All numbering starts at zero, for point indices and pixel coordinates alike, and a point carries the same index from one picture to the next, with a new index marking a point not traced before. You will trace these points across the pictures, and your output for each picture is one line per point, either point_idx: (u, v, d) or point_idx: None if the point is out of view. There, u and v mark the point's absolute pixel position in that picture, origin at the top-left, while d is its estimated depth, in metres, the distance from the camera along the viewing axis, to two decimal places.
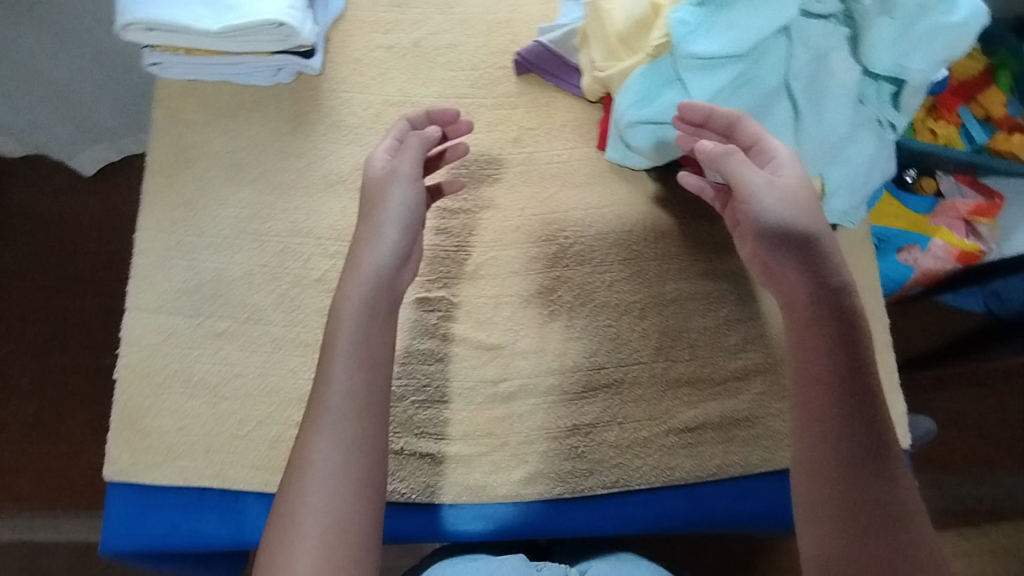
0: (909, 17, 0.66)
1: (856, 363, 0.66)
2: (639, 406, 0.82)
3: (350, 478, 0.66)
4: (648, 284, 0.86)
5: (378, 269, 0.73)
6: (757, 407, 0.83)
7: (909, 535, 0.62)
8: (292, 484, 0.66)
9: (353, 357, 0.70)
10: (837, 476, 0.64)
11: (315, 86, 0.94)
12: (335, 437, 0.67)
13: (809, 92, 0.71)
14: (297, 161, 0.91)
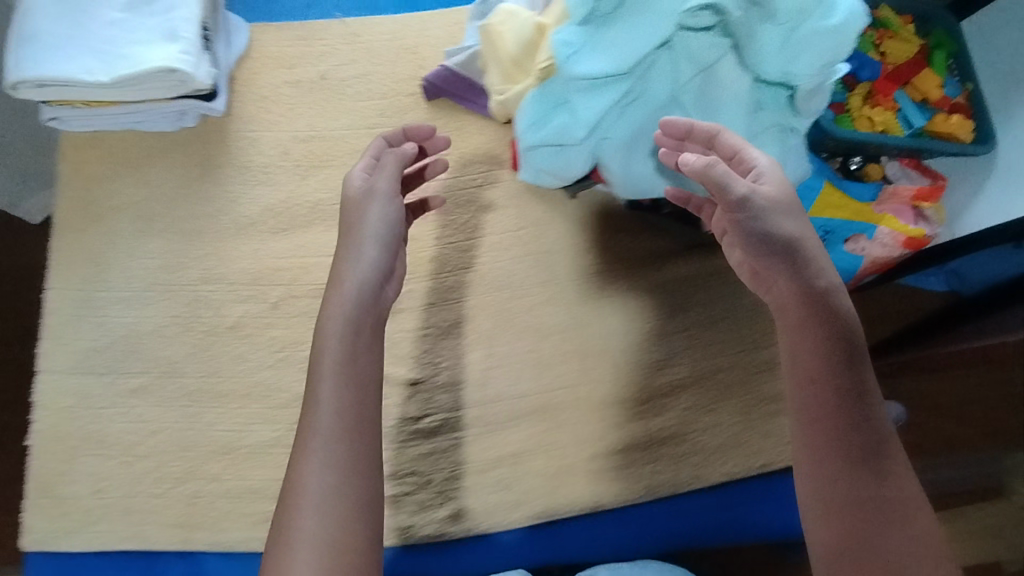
0: (790, 22, 0.63)
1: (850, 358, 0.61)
2: (564, 431, 0.81)
3: (347, 509, 0.56)
4: (568, 305, 0.85)
5: (361, 287, 0.62)
6: (685, 424, 0.81)
7: (913, 529, 0.59)
8: (280, 519, 0.56)
9: (341, 375, 0.59)
10: (839, 482, 0.59)
11: (221, 128, 0.92)
12: (329, 459, 0.57)
13: (700, 106, 0.68)
14: (205, 207, 0.89)
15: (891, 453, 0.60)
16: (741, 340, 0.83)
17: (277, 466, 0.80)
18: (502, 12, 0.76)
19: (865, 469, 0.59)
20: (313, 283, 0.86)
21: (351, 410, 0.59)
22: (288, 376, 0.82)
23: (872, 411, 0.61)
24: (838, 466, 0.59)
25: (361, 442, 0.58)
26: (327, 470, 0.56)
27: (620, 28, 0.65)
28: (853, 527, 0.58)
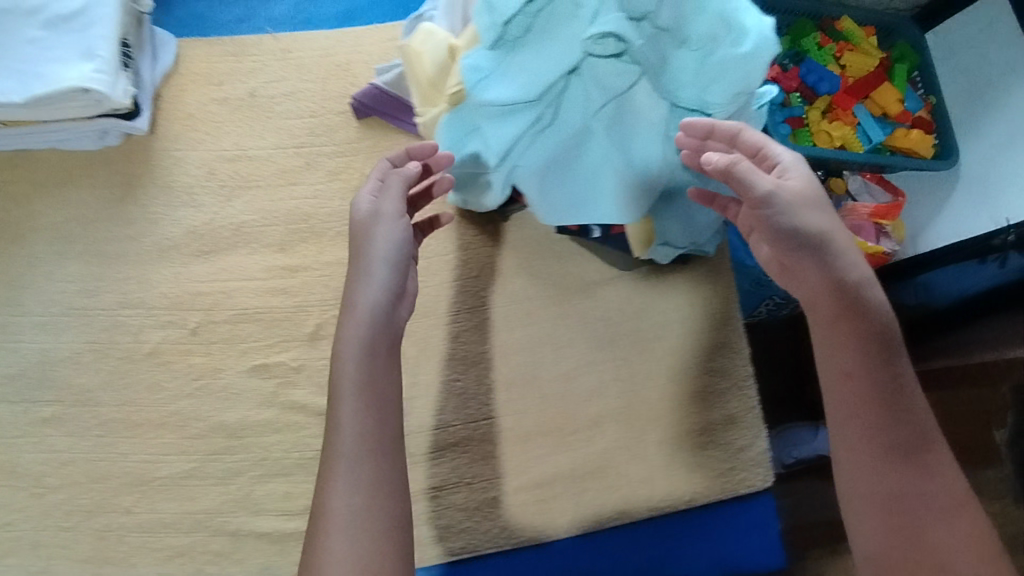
0: (703, 49, 0.60)
1: (883, 354, 0.58)
2: (488, 463, 0.78)
3: (375, 531, 0.56)
4: (497, 332, 0.83)
5: (373, 311, 0.60)
6: (612, 456, 0.78)
7: (962, 526, 0.56)
8: (311, 542, 0.56)
9: (360, 397, 0.58)
10: (878, 485, 0.57)
11: (146, 147, 0.90)
12: (356, 482, 0.57)
13: (615, 133, 0.65)
14: (127, 229, 0.87)
15: (929, 447, 0.58)
16: (673, 368, 0.81)
17: (191, 499, 0.77)
18: (422, 32, 0.73)
19: (904, 469, 0.57)
20: (232, 308, 0.84)
21: (377, 432, 0.58)
22: (204, 405, 0.80)
23: (907, 408, 0.58)
24: (877, 469, 0.57)
25: (386, 464, 0.58)
26: (354, 495, 0.56)
27: (527, 52, 0.62)
28: (898, 531, 0.56)
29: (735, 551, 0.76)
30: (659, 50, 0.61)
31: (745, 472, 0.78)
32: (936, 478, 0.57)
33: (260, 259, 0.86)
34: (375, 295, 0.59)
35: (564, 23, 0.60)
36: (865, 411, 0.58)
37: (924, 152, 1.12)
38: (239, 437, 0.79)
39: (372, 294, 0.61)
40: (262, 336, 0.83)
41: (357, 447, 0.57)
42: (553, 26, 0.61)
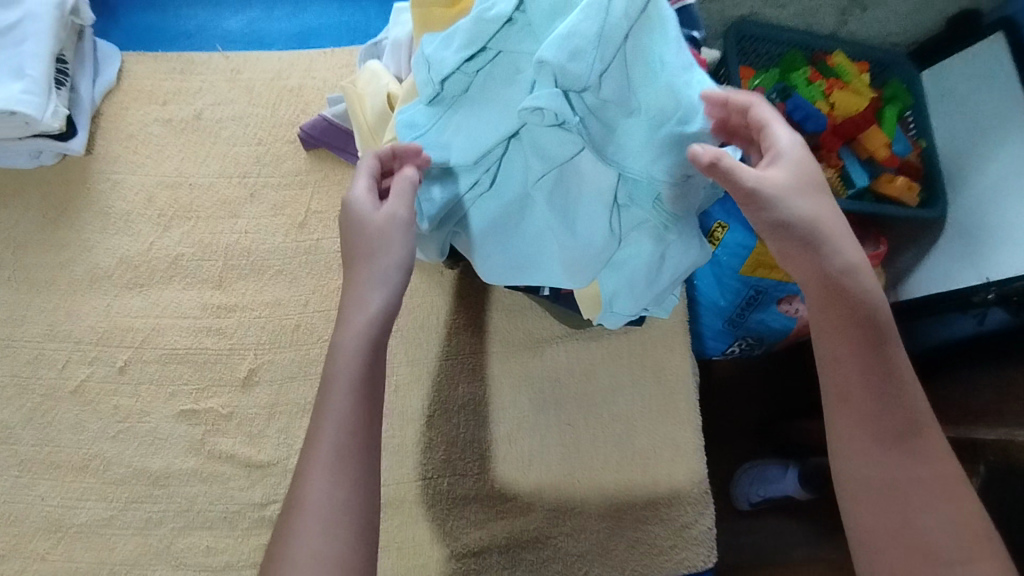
0: (655, 119, 0.54)
1: (878, 344, 0.54)
2: (422, 526, 0.75)
3: (354, 528, 0.50)
4: (439, 387, 0.79)
5: (376, 305, 0.55)
6: (548, 526, 0.75)
7: (961, 521, 0.52)
8: (281, 540, 0.51)
9: (355, 391, 0.53)
10: (873, 482, 0.53)
11: (83, 167, 0.86)
12: (340, 479, 0.51)
13: (557, 201, 0.60)
14: (59, 255, 0.83)
15: (924, 437, 0.54)
16: (619, 436, 0.78)
17: (109, 548, 0.74)
18: (367, 72, 0.68)
19: (896, 463, 0.53)
20: (162, 347, 0.80)
21: (362, 428, 0.53)
22: (128, 450, 0.77)
23: (903, 397, 0.54)
24: (871, 468, 0.53)
25: (367, 467, 0.52)
26: (343, 486, 0.51)
27: (461, 115, 0.58)
28: (893, 528, 0.52)
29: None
30: (606, 120, 0.55)
31: (685, 551, 0.75)
32: (932, 471, 0.53)
33: (195, 295, 0.82)
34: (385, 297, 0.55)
35: (501, 87, 0.56)
36: (856, 405, 0.54)
37: (906, 199, 1.10)
38: (161, 484, 0.76)
39: (378, 291, 0.56)
40: (192, 378, 0.79)
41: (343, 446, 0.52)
42: (492, 87, 0.56)
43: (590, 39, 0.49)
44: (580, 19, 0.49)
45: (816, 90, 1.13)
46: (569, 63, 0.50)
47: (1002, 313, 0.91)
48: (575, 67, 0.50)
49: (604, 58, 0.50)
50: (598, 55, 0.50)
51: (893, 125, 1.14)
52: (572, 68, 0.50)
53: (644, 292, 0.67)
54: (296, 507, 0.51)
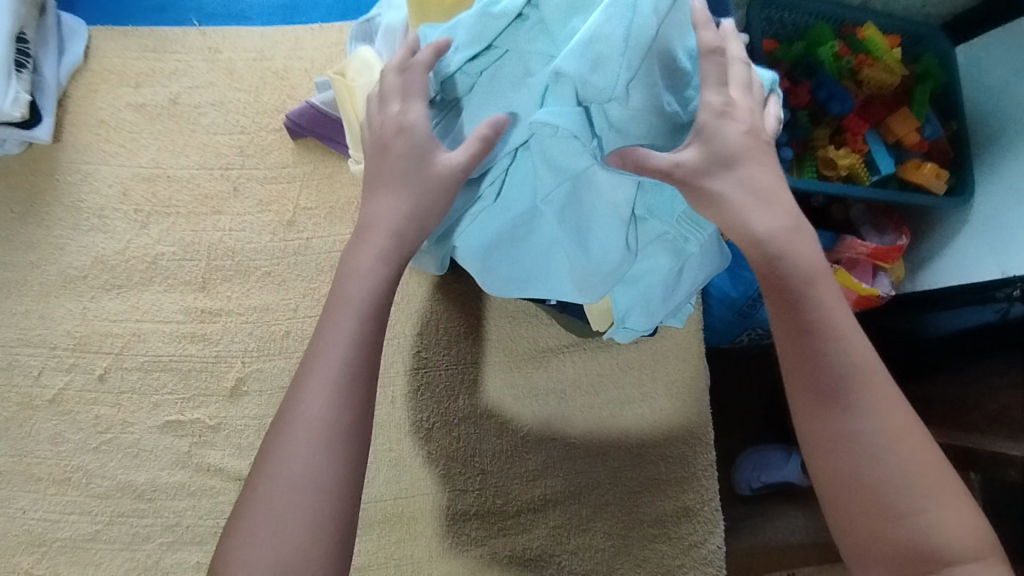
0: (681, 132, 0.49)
1: (805, 294, 0.49)
2: (420, 543, 0.72)
3: (345, 449, 0.49)
4: (439, 398, 0.75)
5: (398, 231, 0.52)
6: (552, 544, 0.72)
7: (919, 468, 0.47)
8: (271, 445, 0.49)
9: (361, 315, 0.51)
10: (825, 448, 0.48)
11: (51, 157, 0.79)
12: (338, 400, 0.49)
13: (569, 216, 0.54)
14: (28, 254, 0.77)
15: (864, 385, 0.48)
16: (626, 452, 0.74)
17: (95, 564, 0.71)
18: (359, 61, 0.62)
19: (841, 418, 0.48)
20: (144, 354, 0.75)
21: (367, 355, 0.51)
22: (111, 462, 0.73)
23: (839, 347, 0.48)
24: (817, 429, 0.49)
25: (366, 397, 0.50)
26: (341, 406, 0.49)
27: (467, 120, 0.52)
28: (849, 488, 0.47)
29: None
30: (627, 131, 0.49)
31: (694, 571, 0.72)
32: (883, 417, 0.47)
33: (178, 299, 0.76)
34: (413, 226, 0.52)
35: (509, 91, 0.50)
36: (795, 364, 0.49)
37: (934, 185, 1.03)
38: (147, 498, 0.72)
39: (403, 217, 0.52)
40: (176, 387, 0.75)
41: (342, 370, 0.50)
42: (499, 91, 0.50)
43: (615, 45, 0.43)
44: (603, 21, 0.43)
45: (844, 67, 1.06)
46: (592, 72, 0.44)
47: None
48: (598, 78, 0.44)
49: (632, 65, 0.44)
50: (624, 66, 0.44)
51: (924, 107, 1.06)
52: (597, 80, 0.44)
53: (658, 308, 0.62)
54: (289, 416, 0.49)
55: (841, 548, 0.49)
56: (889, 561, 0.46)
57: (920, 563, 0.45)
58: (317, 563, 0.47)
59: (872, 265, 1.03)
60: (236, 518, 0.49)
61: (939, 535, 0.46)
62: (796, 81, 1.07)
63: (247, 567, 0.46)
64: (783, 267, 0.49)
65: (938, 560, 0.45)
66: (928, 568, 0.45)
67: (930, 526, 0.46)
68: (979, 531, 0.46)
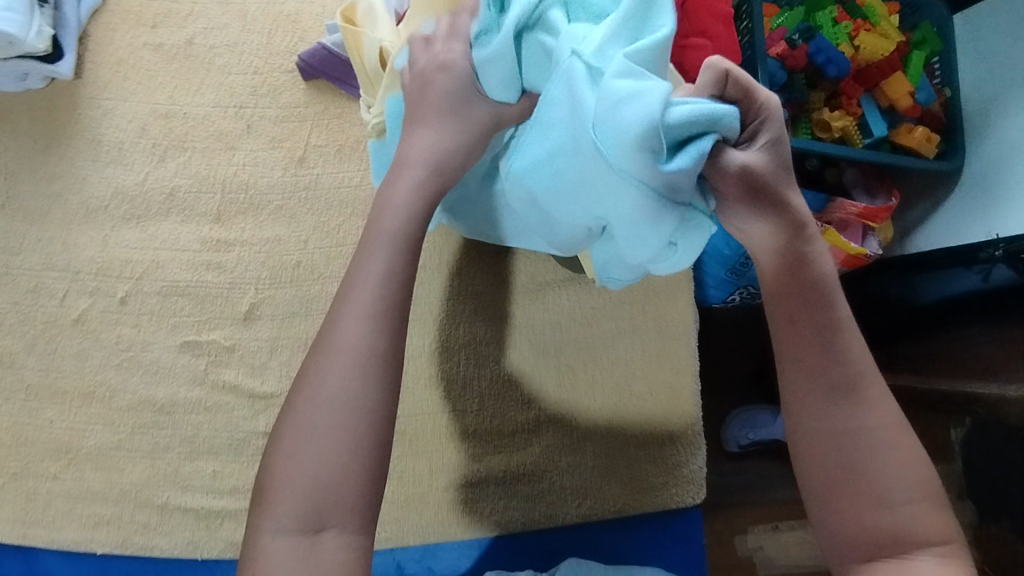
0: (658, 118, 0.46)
1: (831, 302, 0.52)
2: (422, 457, 0.78)
3: (381, 367, 0.52)
4: (440, 326, 0.80)
5: (437, 165, 0.58)
6: (545, 461, 0.78)
7: (906, 467, 0.52)
8: (312, 369, 0.53)
9: (397, 243, 0.55)
10: (819, 435, 0.52)
11: (72, 93, 0.83)
12: (374, 324, 0.53)
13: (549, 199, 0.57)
14: (51, 183, 0.81)
15: (869, 386, 0.52)
16: (615, 380, 0.80)
17: (118, 470, 0.77)
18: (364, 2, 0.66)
19: (848, 415, 0.52)
20: (162, 280, 0.80)
21: (405, 281, 0.55)
22: (133, 379, 0.78)
23: (849, 352, 0.52)
24: (820, 426, 0.52)
25: (401, 321, 0.54)
26: (378, 330, 0.52)
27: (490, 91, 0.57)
28: (841, 478, 0.52)
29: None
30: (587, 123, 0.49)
31: (677, 488, 0.78)
32: (879, 419, 0.52)
33: (194, 230, 0.81)
34: (444, 158, 0.58)
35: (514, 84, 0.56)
36: (809, 365, 0.52)
37: (922, 149, 1.07)
38: (167, 411, 0.78)
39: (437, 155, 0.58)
40: (194, 312, 0.80)
41: (377, 298, 0.53)
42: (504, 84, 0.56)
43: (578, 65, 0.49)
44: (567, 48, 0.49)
45: (841, 31, 1.09)
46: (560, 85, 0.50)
47: (1006, 270, 0.89)
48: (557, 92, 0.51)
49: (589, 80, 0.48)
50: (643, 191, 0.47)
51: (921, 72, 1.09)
52: (621, 207, 0.49)
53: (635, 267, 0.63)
54: (329, 340, 0.52)
55: (820, 532, 0.53)
56: (867, 544, 0.51)
57: (895, 547, 0.51)
58: (355, 483, 0.50)
59: (861, 225, 1.07)
60: (278, 436, 0.52)
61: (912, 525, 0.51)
62: (794, 45, 1.10)
63: (289, 482, 0.50)
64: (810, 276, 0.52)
65: (908, 547, 0.50)
66: (901, 552, 0.51)
67: (906, 518, 0.51)
68: (948, 525, 0.52)
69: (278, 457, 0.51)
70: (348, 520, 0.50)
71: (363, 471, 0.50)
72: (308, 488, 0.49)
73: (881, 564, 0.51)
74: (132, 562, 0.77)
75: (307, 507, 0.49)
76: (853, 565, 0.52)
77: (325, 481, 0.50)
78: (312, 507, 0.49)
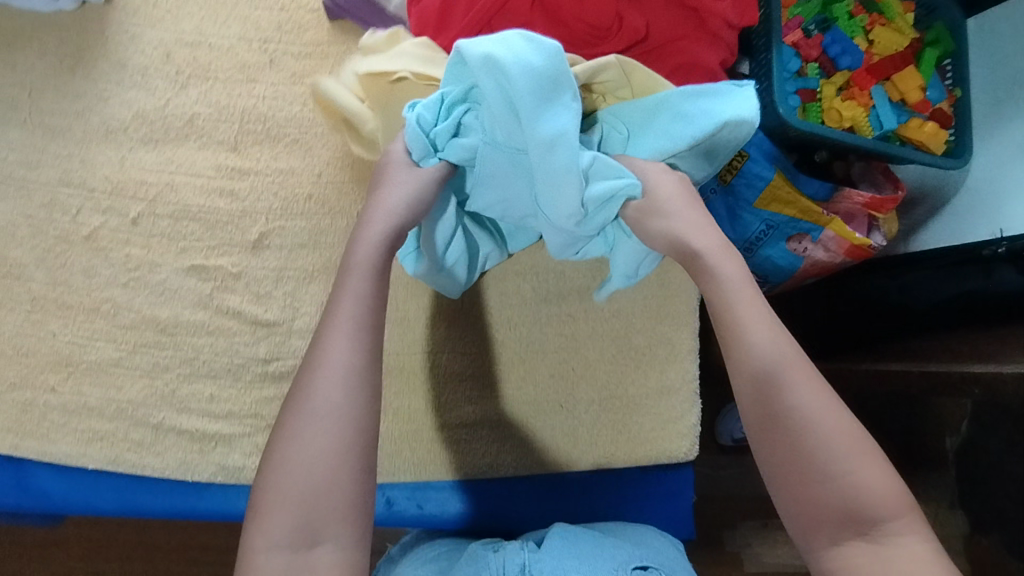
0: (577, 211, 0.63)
1: (739, 295, 0.59)
2: (418, 396, 0.79)
3: (362, 382, 0.55)
4: None
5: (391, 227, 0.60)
6: (541, 407, 0.79)
7: (848, 436, 0.54)
8: (300, 388, 0.55)
9: (369, 277, 0.58)
10: (760, 425, 0.56)
11: (102, 17, 0.84)
12: (357, 343, 0.56)
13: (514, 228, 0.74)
14: (74, 103, 0.82)
15: (793, 368, 0.56)
16: (616, 331, 0.80)
17: (116, 386, 0.77)
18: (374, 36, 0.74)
19: (777, 399, 0.55)
20: (175, 204, 0.81)
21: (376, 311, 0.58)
22: (138, 297, 0.79)
23: (770, 336, 0.57)
24: (761, 415, 0.56)
25: (376, 340, 0.57)
26: (357, 351, 0.56)
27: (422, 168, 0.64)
28: (793, 463, 0.54)
29: (632, 537, 0.71)
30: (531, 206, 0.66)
31: (672, 444, 0.78)
32: (811, 399, 0.55)
33: (211, 157, 0.82)
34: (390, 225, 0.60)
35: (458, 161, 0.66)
36: (736, 360, 0.57)
37: (930, 144, 1.07)
38: (169, 332, 0.78)
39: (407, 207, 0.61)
40: (204, 236, 0.80)
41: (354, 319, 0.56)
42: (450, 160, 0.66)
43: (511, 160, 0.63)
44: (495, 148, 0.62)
45: (857, 25, 1.10)
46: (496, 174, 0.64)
47: (1011, 269, 0.93)
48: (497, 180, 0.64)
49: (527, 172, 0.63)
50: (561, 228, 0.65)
51: (931, 68, 1.10)
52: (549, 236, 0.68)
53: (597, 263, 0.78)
54: (314, 360, 0.56)
55: (789, 523, 0.55)
56: (826, 522, 0.53)
57: (854, 524, 0.53)
58: (345, 493, 0.53)
59: (866, 215, 1.06)
60: (269, 450, 0.55)
61: (864, 495, 0.53)
62: (810, 35, 1.10)
63: (281, 495, 0.52)
64: (718, 276, 0.60)
65: (862, 520, 0.52)
66: (859, 528, 0.53)
67: (856, 489, 0.53)
68: (901, 493, 0.53)
69: (274, 470, 0.54)
70: (341, 531, 0.53)
71: (353, 474, 0.54)
72: (301, 500, 0.52)
73: (844, 544, 0.53)
74: (124, 479, 0.77)
75: (300, 522, 0.52)
76: (821, 549, 0.54)
77: (316, 492, 0.52)
78: (303, 521, 0.52)
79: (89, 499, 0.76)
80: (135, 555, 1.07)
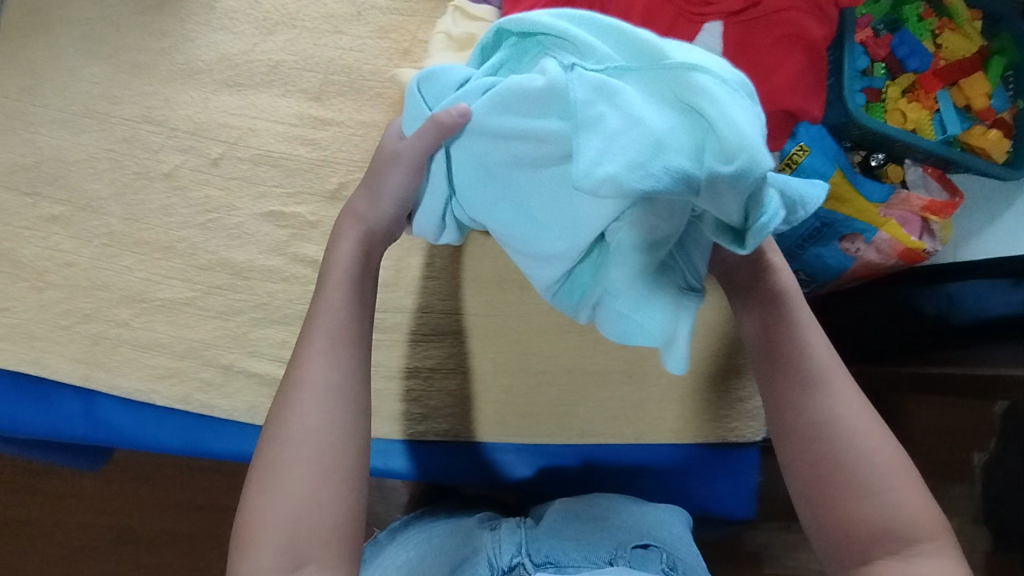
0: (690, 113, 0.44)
1: (790, 307, 0.59)
2: (487, 357, 0.80)
3: (342, 402, 0.55)
4: None
5: (363, 244, 0.61)
6: (606, 376, 0.79)
7: (887, 456, 0.53)
8: (277, 415, 0.54)
9: (342, 290, 0.59)
10: (796, 435, 0.55)
11: None
12: (332, 361, 0.56)
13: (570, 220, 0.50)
14: (161, 41, 0.82)
15: (834, 380, 0.56)
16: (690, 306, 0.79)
17: (188, 325, 0.77)
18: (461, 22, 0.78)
19: (819, 407, 0.55)
20: (256, 148, 0.80)
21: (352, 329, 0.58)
22: (214, 239, 0.79)
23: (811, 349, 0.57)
24: (799, 424, 0.55)
25: (358, 357, 0.57)
26: (335, 368, 0.55)
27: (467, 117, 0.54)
28: (829, 477, 0.53)
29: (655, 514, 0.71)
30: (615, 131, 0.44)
31: (740, 423, 0.78)
32: (850, 413, 0.54)
33: (293, 105, 0.82)
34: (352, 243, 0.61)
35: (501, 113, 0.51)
36: (777, 367, 0.57)
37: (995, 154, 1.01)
38: (244, 275, 0.78)
39: (382, 209, 0.61)
40: (283, 183, 0.80)
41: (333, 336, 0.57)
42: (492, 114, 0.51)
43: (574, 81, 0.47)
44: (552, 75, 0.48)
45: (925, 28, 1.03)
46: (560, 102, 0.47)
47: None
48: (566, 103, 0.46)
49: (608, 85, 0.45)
50: (711, 157, 0.43)
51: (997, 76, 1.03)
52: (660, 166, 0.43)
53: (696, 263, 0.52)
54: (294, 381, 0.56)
55: (817, 541, 0.54)
56: (858, 542, 0.52)
57: (887, 543, 0.51)
58: (324, 517, 0.51)
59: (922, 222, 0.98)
60: (248, 481, 0.54)
61: (899, 513, 0.51)
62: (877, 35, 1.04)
63: (263, 522, 0.51)
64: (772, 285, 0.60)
65: (896, 540, 0.51)
66: (892, 548, 0.51)
67: (894, 508, 0.51)
68: (938, 517, 0.52)
69: (252, 491, 0.53)
70: (324, 553, 0.51)
71: (335, 493, 0.52)
72: (281, 525, 0.51)
73: (878, 563, 0.51)
74: (191, 419, 0.76)
75: (281, 546, 0.50)
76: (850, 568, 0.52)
77: (297, 517, 0.51)
78: (288, 543, 0.51)
79: (154, 436, 0.76)
80: (170, 503, 1.07)
